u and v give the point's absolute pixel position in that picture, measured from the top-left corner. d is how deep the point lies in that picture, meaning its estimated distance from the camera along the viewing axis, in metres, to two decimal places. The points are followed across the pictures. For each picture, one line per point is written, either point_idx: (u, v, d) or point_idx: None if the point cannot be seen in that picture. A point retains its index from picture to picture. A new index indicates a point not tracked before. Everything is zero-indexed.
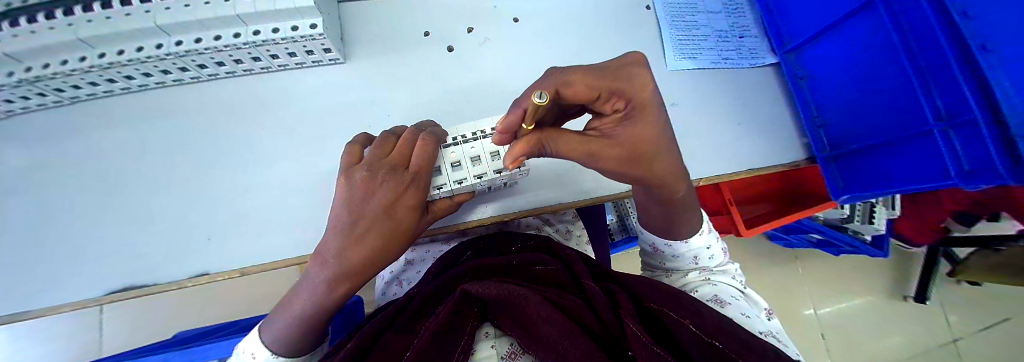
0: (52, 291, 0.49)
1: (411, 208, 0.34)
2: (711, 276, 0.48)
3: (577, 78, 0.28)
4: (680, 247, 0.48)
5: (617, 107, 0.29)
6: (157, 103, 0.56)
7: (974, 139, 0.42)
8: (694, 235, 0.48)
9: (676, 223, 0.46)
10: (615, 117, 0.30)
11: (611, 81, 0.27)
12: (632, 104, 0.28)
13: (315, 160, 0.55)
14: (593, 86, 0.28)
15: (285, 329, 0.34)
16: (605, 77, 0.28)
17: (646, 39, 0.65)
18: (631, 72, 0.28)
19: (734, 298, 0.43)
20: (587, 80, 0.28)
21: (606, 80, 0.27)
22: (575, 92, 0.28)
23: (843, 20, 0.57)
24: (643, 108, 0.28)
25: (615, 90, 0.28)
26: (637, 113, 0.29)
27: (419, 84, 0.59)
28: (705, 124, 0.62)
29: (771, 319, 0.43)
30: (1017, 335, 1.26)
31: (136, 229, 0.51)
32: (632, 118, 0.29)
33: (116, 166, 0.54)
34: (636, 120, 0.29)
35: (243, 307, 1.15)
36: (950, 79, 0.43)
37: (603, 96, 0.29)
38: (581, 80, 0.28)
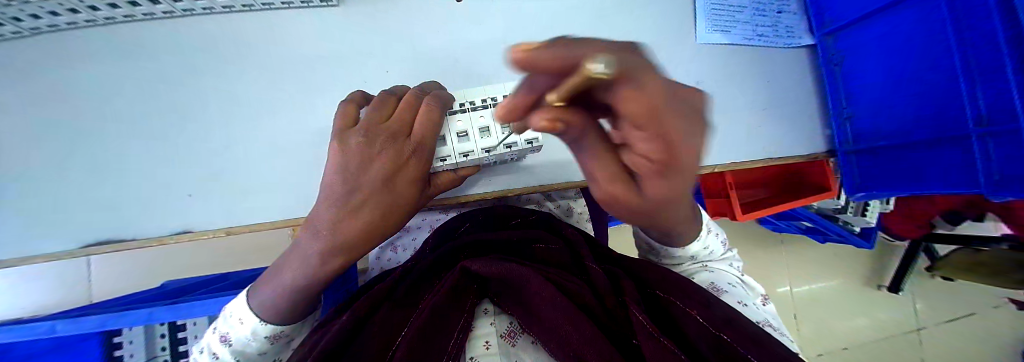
0: (27, 240, 0.47)
1: (410, 180, 0.31)
2: (707, 264, 0.45)
3: (645, 80, 0.09)
4: (676, 252, 0.42)
5: (646, 159, 0.14)
6: (125, 41, 0.49)
7: (1011, 147, 0.40)
8: (692, 241, 0.41)
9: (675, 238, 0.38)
10: (646, 167, 0.15)
11: (674, 120, 0.11)
12: (681, 160, 0.13)
13: (306, 117, 0.51)
14: (654, 122, 0.10)
15: (274, 297, 0.32)
16: (671, 107, 0.10)
17: (677, 5, 0.58)
18: (691, 107, 0.13)
19: (731, 286, 0.42)
20: (653, 100, 0.09)
21: (672, 121, 0.11)
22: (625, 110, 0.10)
23: (894, 3, 0.51)
24: (685, 167, 0.15)
25: (669, 142, 0.11)
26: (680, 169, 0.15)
27: (422, 38, 0.53)
28: (726, 108, 0.58)
29: (767, 304, 0.43)
30: (973, 327, 1.34)
31: (114, 180, 0.48)
32: (668, 174, 0.15)
33: (86, 109, 0.49)
34: (674, 177, 0.15)
35: (235, 259, 1.15)
36: (1001, 81, 0.40)
37: (634, 134, 0.13)
38: (651, 89, 0.09)
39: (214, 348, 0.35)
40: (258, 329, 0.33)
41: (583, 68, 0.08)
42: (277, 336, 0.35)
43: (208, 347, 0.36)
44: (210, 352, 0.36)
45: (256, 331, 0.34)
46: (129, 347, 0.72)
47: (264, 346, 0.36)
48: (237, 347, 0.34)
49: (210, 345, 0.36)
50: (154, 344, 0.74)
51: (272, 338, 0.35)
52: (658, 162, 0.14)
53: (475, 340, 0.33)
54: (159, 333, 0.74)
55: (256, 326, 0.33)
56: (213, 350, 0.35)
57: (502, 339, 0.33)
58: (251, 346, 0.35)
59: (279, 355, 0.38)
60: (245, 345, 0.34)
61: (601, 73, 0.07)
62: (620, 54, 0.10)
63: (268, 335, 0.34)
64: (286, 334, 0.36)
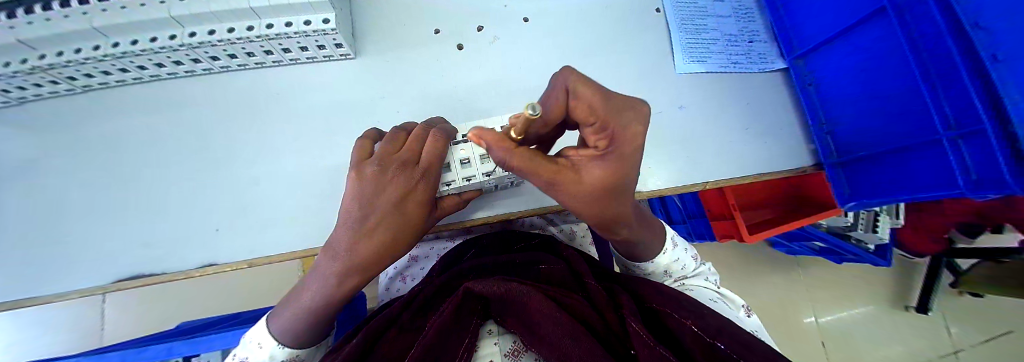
0: (58, 279, 0.49)
1: (420, 205, 0.35)
2: (687, 282, 0.48)
3: (584, 92, 0.24)
4: (648, 266, 0.48)
5: (599, 144, 0.26)
6: (167, 95, 0.56)
7: (981, 149, 0.42)
8: (660, 254, 0.47)
9: (639, 250, 0.45)
10: (593, 152, 0.27)
11: (610, 112, 0.24)
12: (615, 145, 0.25)
13: (323, 154, 0.55)
14: (594, 109, 0.24)
15: (291, 320, 0.34)
16: (606, 106, 0.24)
17: (656, 42, 0.65)
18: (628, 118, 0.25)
19: (712, 301, 0.43)
20: (590, 100, 0.24)
21: (609, 113, 0.24)
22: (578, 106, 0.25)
23: (854, 27, 0.57)
24: (626, 154, 0.25)
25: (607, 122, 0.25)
26: (620, 152, 0.25)
27: (428, 81, 0.60)
28: (713, 129, 0.62)
29: (750, 316, 0.43)
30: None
31: (145, 218, 0.52)
32: (607, 157, 0.25)
33: (126, 155, 0.54)
34: (609, 161, 0.25)
35: (245, 299, 1.16)
36: (960, 88, 0.43)
37: (596, 124, 0.25)
38: (588, 95, 0.24)
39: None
40: (276, 353, 0.35)
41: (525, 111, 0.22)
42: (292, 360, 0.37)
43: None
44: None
45: (274, 355, 0.35)
46: None
47: None
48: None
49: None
50: None
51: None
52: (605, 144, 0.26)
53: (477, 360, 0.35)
54: None
55: (275, 350, 0.35)
56: None
57: (506, 359, 0.35)
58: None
59: None
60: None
61: (532, 112, 0.22)
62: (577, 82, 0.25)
63: (285, 358, 0.36)
64: (301, 357, 0.38)
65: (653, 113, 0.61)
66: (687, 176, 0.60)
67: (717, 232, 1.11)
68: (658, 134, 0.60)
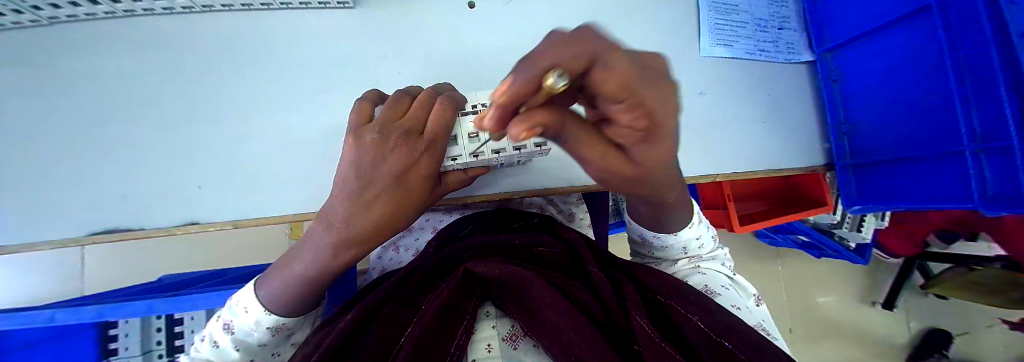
0: (27, 228, 0.46)
1: (421, 181, 0.32)
2: (701, 264, 0.48)
3: (616, 66, 0.13)
4: (668, 239, 0.47)
5: (633, 127, 0.17)
6: (139, 33, 0.50)
7: (1004, 162, 0.41)
8: (683, 229, 0.46)
9: (663, 219, 0.44)
10: (631, 136, 0.18)
11: (648, 88, 0.14)
12: (660, 125, 0.16)
13: (315, 114, 0.52)
14: (632, 90, 0.13)
15: (285, 288, 0.34)
16: (646, 79, 0.13)
17: (682, 19, 0.60)
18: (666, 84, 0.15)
19: (725, 287, 0.43)
20: (623, 78, 0.13)
21: (647, 86, 0.13)
22: (608, 83, 0.13)
23: (892, 24, 0.54)
24: (666, 131, 0.18)
25: (647, 107, 0.14)
26: (659, 133, 0.18)
27: (434, 41, 0.55)
28: (728, 120, 0.60)
29: (760, 306, 0.44)
30: (984, 351, 1.29)
31: (122, 170, 0.48)
32: (650, 140, 0.18)
33: (94, 98, 0.49)
34: (655, 141, 0.18)
35: (233, 255, 1.15)
36: (993, 98, 0.41)
37: (629, 103, 0.14)
38: (620, 73, 0.13)
39: (216, 337, 0.35)
40: (262, 319, 0.34)
41: (549, 82, 0.14)
42: (279, 327, 0.36)
43: (209, 336, 0.36)
44: (210, 342, 0.36)
45: (260, 321, 0.34)
46: (125, 340, 0.72)
47: (267, 337, 0.36)
48: (238, 338, 0.35)
49: (213, 334, 0.36)
50: (150, 338, 0.73)
51: (275, 329, 0.36)
52: (640, 129, 0.17)
53: (476, 343, 0.32)
54: (155, 327, 0.73)
55: (260, 316, 0.34)
56: (216, 338, 0.35)
57: (503, 343, 0.32)
58: (254, 336, 0.35)
59: (280, 348, 0.39)
60: (248, 334, 0.35)
61: (559, 83, 0.13)
62: (600, 51, 0.13)
63: (271, 326, 0.35)
64: (288, 326, 0.37)
65: None
66: (696, 166, 0.58)
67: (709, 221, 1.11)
68: None
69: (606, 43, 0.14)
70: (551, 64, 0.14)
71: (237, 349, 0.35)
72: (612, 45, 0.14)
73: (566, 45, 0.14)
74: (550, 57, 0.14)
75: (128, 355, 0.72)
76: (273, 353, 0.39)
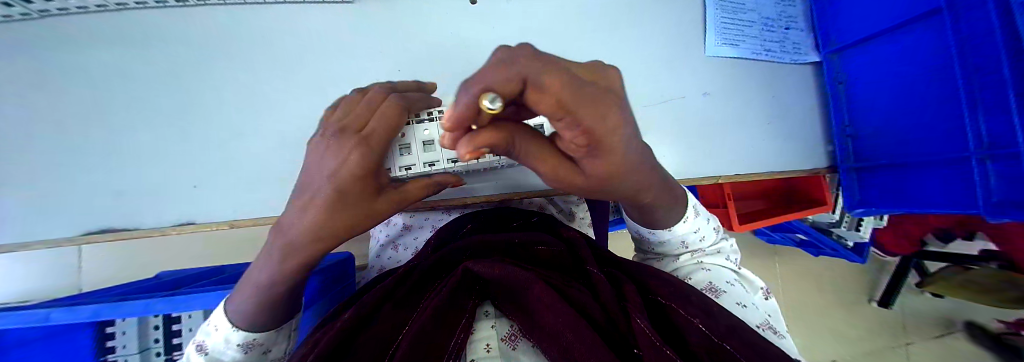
0: (21, 226, 0.46)
1: (363, 188, 0.26)
2: (704, 260, 0.47)
3: (551, 83, 0.10)
4: (661, 235, 0.46)
5: (578, 143, 0.15)
6: (132, 28, 0.48)
7: (1014, 168, 0.41)
8: (677, 223, 0.45)
9: (650, 217, 0.42)
10: (577, 149, 0.16)
11: (588, 109, 0.11)
12: (604, 140, 0.14)
13: (313, 112, 0.51)
14: (566, 111, 0.10)
15: (249, 305, 0.32)
16: (585, 96, 0.10)
17: (688, 17, 0.59)
18: (606, 99, 0.12)
19: (729, 284, 0.43)
20: (562, 99, 0.10)
21: (588, 107, 0.11)
22: (543, 106, 0.10)
23: (902, 26, 0.53)
24: (615, 144, 0.16)
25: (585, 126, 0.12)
26: (606, 148, 0.16)
27: (435, 38, 0.54)
28: (731, 121, 0.59)
29: (766, 299, 0.45)
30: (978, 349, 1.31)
31: (115, 169, 0.47)
32: (598, 155, 0.16)
33: (87, 94, 0.48)
34: (604, 155, 0.16)
35: (232, 251, 1.15)
36: (1001, 104, 0.41)
37: (566, 123, 0.12)
38: (555, 92, 0.10)
39: (192, 359, 0.35)
40: (231, 337, 0.33)
41: (482, 105, 0.11)
42: (251, 344, 0.34)
43: (187, 358, 0.35)
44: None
45: (229, 339, 0.33)
46: (122, 338, 0.72)
47: (240, 354, 0.35)
48: (211, 355, 0.34)
49: (190, 356, 0.35)
50: (147, 336, 0.72)
51: (246, 346, 0.34)
52: (584, 144, 0.15)
53: (475, 342, 0.32)
54: (152, 324, 0.73)
55: (228, 333, 0.33)
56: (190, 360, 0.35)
57: (503, 343, 0.32)
58: (227, 354, 0.34)
59: None
60: (221, 352, 0.34)
61: (493, 107, 0.11)
62: (535, 69, 0.10)
63: (241, 343, 0.34)
64: (261, 340, 0.35)
65: (674, 97, 0.57)
66: (699, 167, 0.58)
67: None
68: (675, 122, 0.57)
69: (537, 58, 0.11)
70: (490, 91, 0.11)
71: None
72: (545, 57, 0.11)
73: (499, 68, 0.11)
74: (485, 78, 0.11)
75: (126, 353, 0.72)
76: None
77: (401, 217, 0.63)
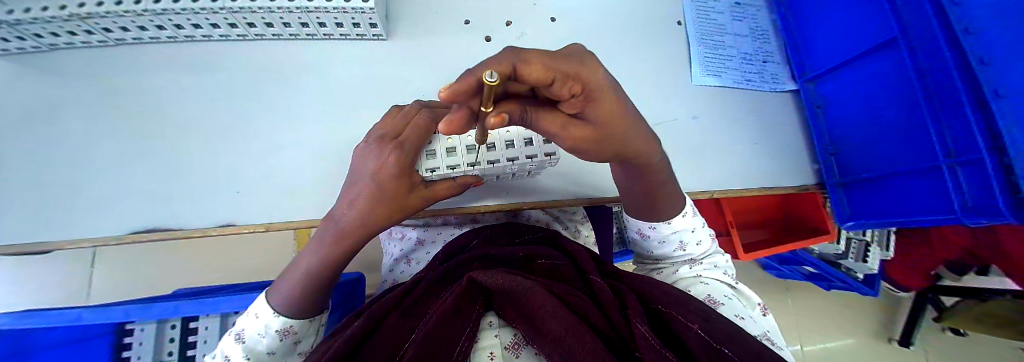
0: (65, 226, 0.49)
1: (397, 181, 0.33)
2: (702, 275, 0.49)
3: (531, 64, 0.17)
4: (663, 229, 0.50)
5: (574, 92, 0.21)
6: (198, 56, 0.56)
7: (979, 177, 0.46)
8: (677, 217, 0.50)
9: (654, 204, 0.48)
10: (574, 101, 0.22)
11: (563, 61, 0.18)
12: (592, 87, 0.21)
13: (345, 128, 0.57)
14: (551, 69, 0.17)
15: (292, 289, 0.38)
16: (559, 60, 0.18)
17: (676, 53, 0.67)
18: (581, 58, 0.20)
19: (728, 298, 0.44)
20: (543, 66, 0.17)
21: (562, 64, 0.18)
22: (532, 74, 0.17)
23: (865, 55, 0.61)
24: (603, 89, 0.22)
25: (572, 76, 0.19)
26: (597, 96, 0.22)
27: (455, 68, 0.61)
28: (724, 141, 0.65)
29: (766, 315, 0.45)
30: None
31: (165, 175, 0.52)
32: (593, 100, 0.22)
33: (149, 109, 0.54)
34: (597, 101, 0.22)
35: (243, 272, 1.18)
36: (961, 120, 0.47)
37: (559, 79, 0.19)
38: (537, 62, 0.17)
39: (228, 351, 0.37)
40: (271, 322, 0.37)
41: (483, 80, 0.15)
42: (286, 332, 0.38)
43: (223, 352, 0.38)
44: (224, 356, 0.38)
45: (269, 324, 0.37)
46: (138, 349, 0.71)
47: (275, 343, 0.38)
48: (249, 345, 0.37)
49: (225, 349, 0.38)
50: (163, 347, 0.72)
51: (282, 334, 0.38)
52: (579, 92, 0.21)
53: (477, 351, 0.32)
54: (168, 336, 0.72)
55: (269, 319, 0.37)
56: (227, 353, 0.37)
57: (507, 351, 0.33)
58: (263, 343, 0.37)
59: (288, 357, 0.40)
60: (258, 341, 0.37)
61: (492, 81, 0.14)
62: (514, 58, 0.17)
63: (279, 330, 0.38)
64: (294, 329, 0.39)
65: (668, 120, 0.63)
66: (697, 184, 0.62)
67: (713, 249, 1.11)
68: (671, 142, 0.62)
69: (514, 52, 0.17)
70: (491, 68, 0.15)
71: (247, 358, 0.36)
72: (519, 53, 0.17)
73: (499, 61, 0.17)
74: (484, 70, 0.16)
75: None
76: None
77: (415, 231, 0.66)
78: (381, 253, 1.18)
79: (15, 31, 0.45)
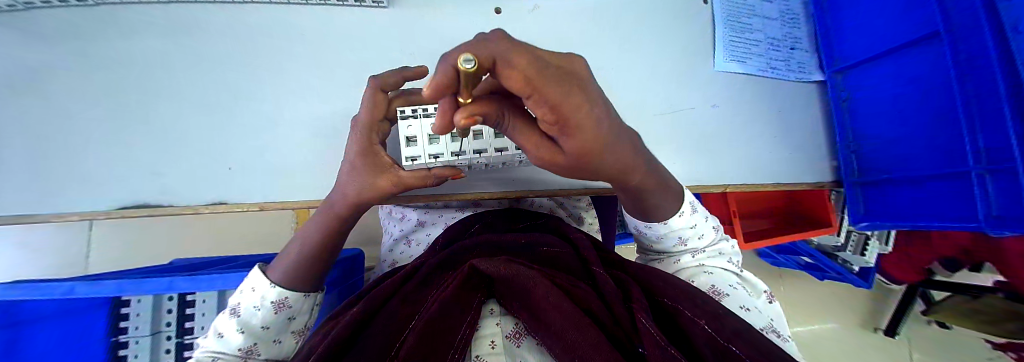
0: (54, 199, 0.47)
1: (362, 147, 0.35)
2: (707, 264, 0.48)
3: (516, 61, 0.11)
4: (661, 229, 0.47)
5: (547, 121, 0.15)
6: (181, 19, 0.52)
7: (1009, 183, 0.44)
8: (673, 217, 0.46)
9: (649, 207, 0.44)
10: (550, 129, 0.16)
11: (556, 89, 0.12)
12: (574, 123, 0.15)
13: (344, 106, 0.54)
14: (535, 89, 0.12)
15: (291, 260, 0.40)
16: (550, 75, 0.12)
17: (697, 35, 0.63)
18: (577, 84, 0.13)
19: (733, 288, 0.44)
20: (525, 72, 0.11)
21: (551, 86, 0.12)
22: (508, 81, 0.12)
23: (903, 47, 0.57)
24: (589, 127, 0.16)
25: (551, 105, 0.13)
26: (578, 131, 0.16)
27: (460, 43, 0.57)
28: (738, 132, 0.62)
29: (771, 304, 0.45)
30: None
31: (155, 149, 0.50)
32: (570, 135, 0.16)
33: (134, 78, 0.51)
34: (577, 135, 0.16)
35: (243, 243, 1.20)
36: (998, 124, 0.44)
37: (532, 103, 0.13)
38: (520, 68, 0.11)
39: (223, 326, 0.37)
40: (268, 293, 0.38)
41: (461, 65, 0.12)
42: (281, 304, 0.38)
43: (216, 329, 0.37)
44: (216, 334, 0.37)
45: (266, 296, 0.38)
46: (134, 319, 0.74)
47: (271, 317, 0.38)
48: (244, 318, 0.36)
49: (218, 326, 0.37)
50: (160, 319, 0.75)
51: (278, 306, 0.38)
52: (554, 122, 0.15)
53: (478, 339, 0.31)
54: (165, 308, 0.75)
55: (266, 291, 0.38)
56: (220, 330, 0.36)
57: (507, 341, 0.31)
58: (258, 316, 0.37)
59: (282, 334, 0.39)
60: (253, 315, 0.37)
61: (468, 68, 0.12)
62: (499, 48, 0.12)
63: (275, 301, 0.38)
64: (290, 302, 0.39)
65: (684, 108, 0.60)
66: (707, 176, 0.60)
67: None
68: (685, 132, 0.59)
69: (502, 39, 0.13)
70: (469, 52, 0.13)
71: (240, 331, 0.35)
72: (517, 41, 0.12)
73: (472, 49, 0.13)
74: (468, 50, 0.13)
75: (138, 334, 0.74)
76: (276, 339, 0.38)
77: (416, 213, 0.65)
78: (381, 230, 1.18)
79: None
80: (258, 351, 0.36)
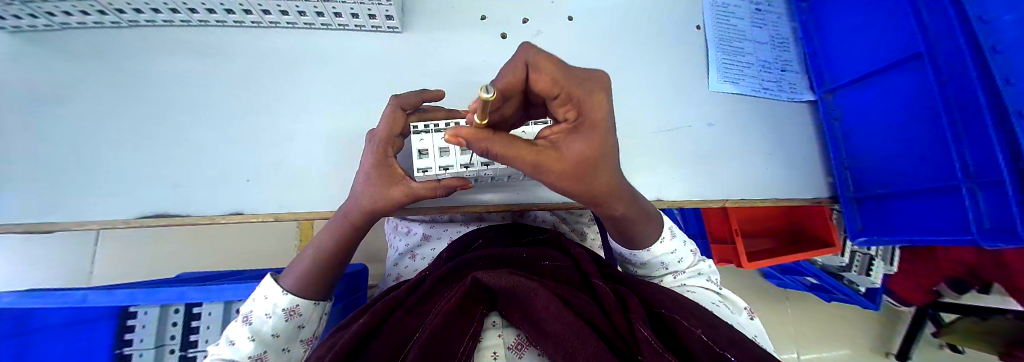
0: (71, 207, 0.48)
1: (377, 165, 0.37)
2: (687, 284, 0.48)
3: (541, 67, 0.20)
4: (644, 255, 0.48)
5: (569, 116, 0.23)
6: (208, 40, 0.56)
7: (999, 197, 0.45)
8: (655, 244, 0.48)
9: (631, 234, 0.46)
10: (566, 128, 0.23)
11: (577, 86, 0.21)
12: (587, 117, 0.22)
13: (357, 121, 0.56)
14: (556, 84, 0.20)
15: (302, 270, 0.41)
16: (570, 75, 0.21)
17: (692, 58, 0.66)
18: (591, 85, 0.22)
19: (713, 305, 0.44)
20: (550, 74, 0.20)
21: (575, 84, 0.21)
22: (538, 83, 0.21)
23: (887, 68, 0.60)
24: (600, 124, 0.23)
25: (575, 99, 0.21)
26: (590, 127, 0.22)
27: (469, 65, 0.61)
28: (735, 150, 0.64)
29: (751, 318, 0.44)
30: None
31: (175, 160, 0.52)
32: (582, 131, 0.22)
33: (161, 93, 0.53)
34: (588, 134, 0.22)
35: (247, 257, 1.19)
36: (984, 141, 0.46)
37: (559, 99, 0.22)
38: (546, 71, 0.20)
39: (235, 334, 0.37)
40: (280, 301, 0.38)
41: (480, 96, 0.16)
42: (292, 312, 0.39)
43: (228, 336, 0.38)
44: (227, 341, 0.37)
45: (278, 304, 0.38)
46: (140, 331, 0.73)
47: (282, 326, 0.38)
48: (255, 326, 0.37)
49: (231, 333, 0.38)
50: (164, 332, 0.73)
51: (288, 314, 0.39)
52: (574, 117, 0.23)
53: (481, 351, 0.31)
54: (171, 320, 0.73)
55: (277, 300, 0.38)
56: (233, 337, 0.37)
57: (508, 352, 0.32)
58: (269, 324, 0.37)
59: (291, 343, 0.39)
60: (264, 323, 0.37)
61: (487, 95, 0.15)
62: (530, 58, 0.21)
63: (286, 309, 0.38)
64: (300, 310, 0.40)
65: (682, 126, 0.62)
66: (707, 192, 0.61)
67: (717, 257, 1.10)
68: (684, 149, 0.61)
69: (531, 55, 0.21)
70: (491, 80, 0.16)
71: (251, 339, 0.36)
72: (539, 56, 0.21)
73: (514, 63, 0.21)
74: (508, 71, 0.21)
75: (142, 347, 0.72)
76: (286, 347, 0.39)
77: (421, 227, 0.66)
78: (383, 246, 1.18)
79: (29, 9, 0.45)
80: (268, 358, 0.37)
